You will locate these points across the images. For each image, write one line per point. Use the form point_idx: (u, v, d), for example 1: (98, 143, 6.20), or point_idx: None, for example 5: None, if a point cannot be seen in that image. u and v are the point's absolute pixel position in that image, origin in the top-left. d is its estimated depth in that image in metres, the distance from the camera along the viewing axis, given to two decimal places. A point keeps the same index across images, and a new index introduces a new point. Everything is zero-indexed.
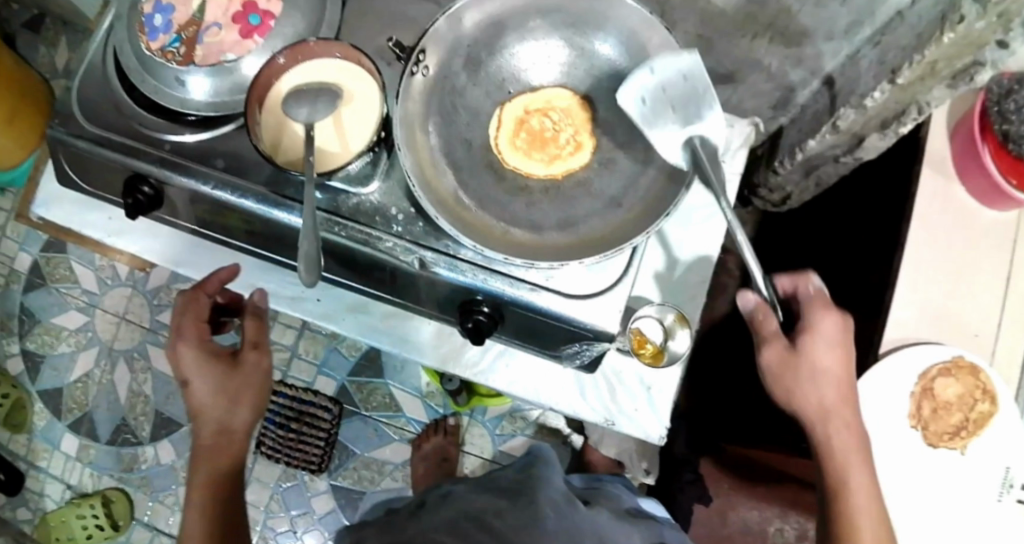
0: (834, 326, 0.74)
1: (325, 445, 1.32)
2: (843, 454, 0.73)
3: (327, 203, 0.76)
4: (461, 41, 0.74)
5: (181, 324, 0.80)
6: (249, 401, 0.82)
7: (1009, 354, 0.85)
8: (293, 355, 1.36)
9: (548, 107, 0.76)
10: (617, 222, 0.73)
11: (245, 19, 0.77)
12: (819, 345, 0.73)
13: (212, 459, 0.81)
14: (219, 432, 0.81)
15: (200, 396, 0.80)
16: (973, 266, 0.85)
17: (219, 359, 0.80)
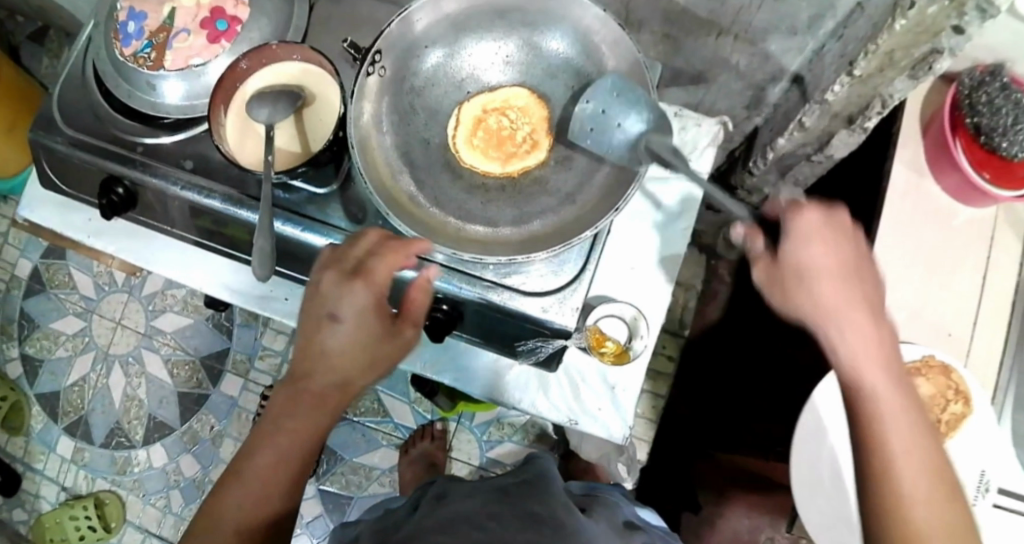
0: (819, 223, 0.59)
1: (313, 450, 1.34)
2: (868, 379, 0.56)
3: (290, 202, 0.78)
4: (418, 41, 0.75)
5: (366, 262, 0.65)
6: (376, 367, 0.66)
7: (984, 355, 0.83)
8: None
9: (506, 105, 0.77)
10: (571, 217, 0.74)
11: (213, 25, 0.79)
12: (806, 252, 0.58)
13: (301, 408, 0.66)
14: (335, 391, 0.66)
15: (346, 344, 0.65)
16: (947, 265, 0.84)
17: (381, 314, 0.65)
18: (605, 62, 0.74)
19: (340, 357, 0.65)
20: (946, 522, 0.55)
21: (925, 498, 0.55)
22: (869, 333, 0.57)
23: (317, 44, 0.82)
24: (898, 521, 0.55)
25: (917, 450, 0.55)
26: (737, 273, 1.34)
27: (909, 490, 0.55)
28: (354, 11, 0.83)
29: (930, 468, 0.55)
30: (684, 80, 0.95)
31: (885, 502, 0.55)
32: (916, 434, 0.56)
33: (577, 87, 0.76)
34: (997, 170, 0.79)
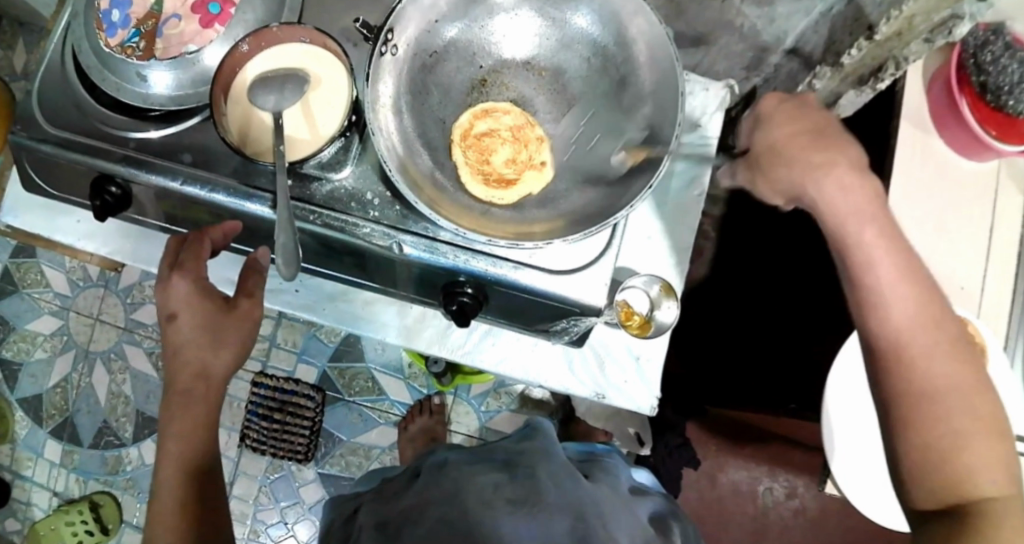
0: (774, 104, 0.67)
1: (310, 434, 1.24)
2: (855, 231, 0.59)
3: (300, 193, 0.73)
4: (428, 15, 0.72)
5: (180, 259, 0.74)
6: (231, 341, 0.75)
7: (996, 305, 0.88)
8: (272, 345, 1.26)
9: (466, 136, 0.76)
10: (600, 194, 0.73)
11: (204, 8, 0.73)
12: (771, 130, 0.66)
13: (185, 403, 0.75)
14: (196, 376, 0.75)
15: (181, 334, 0.74)
16: (959, 221, 0.88)
17: (212, 298, 0.75)
18: (625, 31, 0.73)
19: (180, 348, 0.74)
20: (956, 375, 0.55)
21: (927, 343, 0.55)
22: (847, 184, 0.61)
23: (318, 23, 0.78)
24: (898, 368, 0.55)
25: (912, 300, 0.57)
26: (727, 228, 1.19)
27: (909, 342, 0.55)
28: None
29: (933, 320, 0.56)
30: (684, 44, 0.93)
31: (894, 356, 0.56)
32: (916, 285, 0.57)
33: (595, 60, 0.76)
34: (1001, 127, 0.82)
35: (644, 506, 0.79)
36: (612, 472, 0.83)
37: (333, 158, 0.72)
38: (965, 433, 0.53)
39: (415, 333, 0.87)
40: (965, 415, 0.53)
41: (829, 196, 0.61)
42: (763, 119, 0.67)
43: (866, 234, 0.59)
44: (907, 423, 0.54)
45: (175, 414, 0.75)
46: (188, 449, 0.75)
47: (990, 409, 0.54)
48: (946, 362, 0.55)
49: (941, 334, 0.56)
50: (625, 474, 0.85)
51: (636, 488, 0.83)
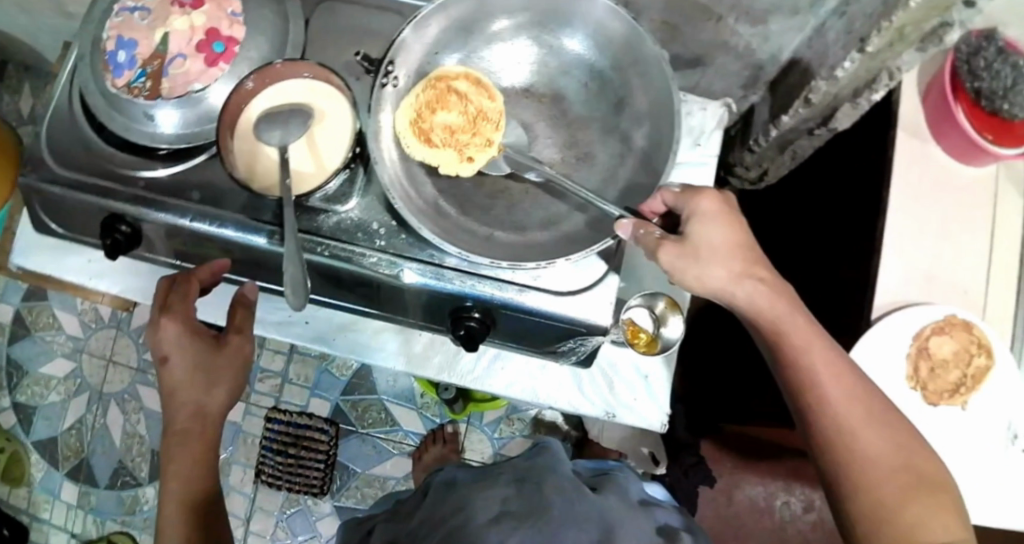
0: (716, 204, 0.68)
1: (325, 467, 1.22)
2: (789, 327, 0.65)
3: (308, 225, 0.75)
4: (430, 49, 0.75)
5: (169, 302, 0.75)
6: (226, 378, 0.77)
7: (997, 309, 0.89)
8: (285, 380, 1.25)
9: (440, 79, 0.73)
10: (598, 214, 0.74)
11: (209, 48, 0.75)
12: (708, 224, 0.67)
13: (184, 441, 0.76)
14: (194, 414, 0.76)
15: (175, 377, 0.75)
16: (962, 227, 0.88)
17: (203, 337, 0.76)
18: (620, 55, 0.75)
19: (176, 390, 0.76)
20: (892, 447, 0.61)
21: (864, 424, 0.62)
22: (767, 283, 0.67)
23: (321, 58, 0.80)
24: (845, 448, 0.61)
25: (847, 386, 0.63)
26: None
27: (848, 426, 0.62)
28: (354, 25, 0.81)
29: (863, 400, 0.62)
30: (680, 65, 0.94)
31: (832, 440, 0.62)
32: (846, 373, 0.63)
33: (593, 83, 0.77)
34: (998, 131, 0.84)
35: (652, 517, 0.78)
36: (622, 485, 0.81)
37: (337, 191, 0.73)
38: (910, 501, 0.59)
39: (424, 360, 0.88)
40: (904, 488, 0.60)
41: (758, 300, 0.66)
42: (698, 215, 0.68)
43: (796, 328, 0.65)
44: (860, 495, 0.60)
45: (175, 453, 0.76)
46: (189, 486, 0.76)
47: (929, 470, 0.61)
48: (883, 438, 0.61)
49: (876, 413, 0.62)
50: (636, 487, 0.84)
51: (647, 501, 0.82)
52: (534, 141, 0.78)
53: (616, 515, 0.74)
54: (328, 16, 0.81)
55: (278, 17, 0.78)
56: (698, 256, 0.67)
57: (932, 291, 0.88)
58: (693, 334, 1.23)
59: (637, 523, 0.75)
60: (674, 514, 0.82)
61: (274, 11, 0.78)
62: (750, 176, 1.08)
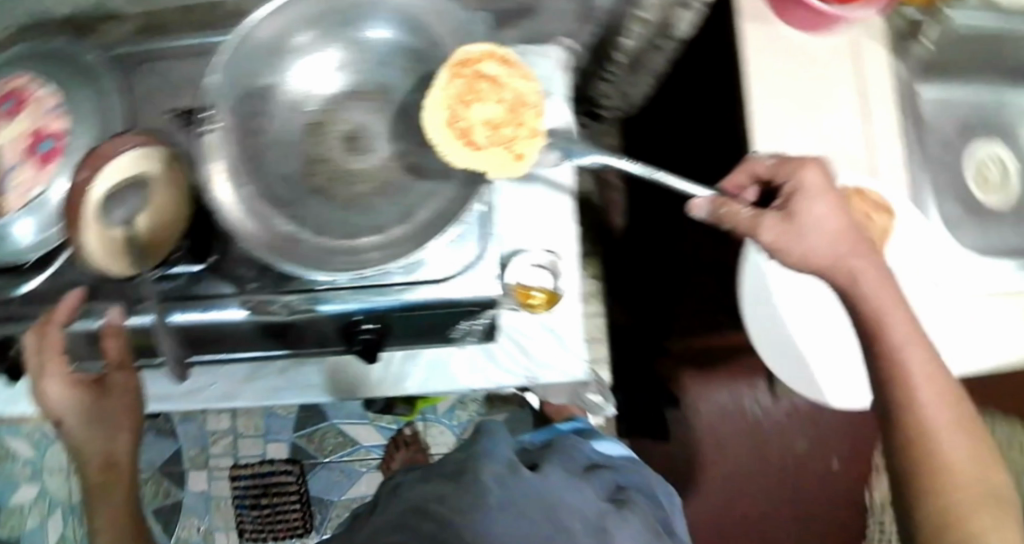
0: (820, 176, 0.66)
1: (300, 506, 1.16)
2: (887, 314, 0.65)
3: (179, 290, 0.76)
4: (242, 84, 0.72)
5: (41, 362, 0.72)
6: (124, 423, 0.76)
7: (887, 165, 0.88)
8: (235, 436, 1.18)
9: (465, 64, 0.70)
10: (452, 194, 0.73)
11: (37, 147, 0.76)
12: (813, 201, 0.66)
13: (106, 497, 0.76)
14: (104, 463, 0.76)
15: (75, 435, 0.74)
16: (826, 95, 0.88)
17: (87, 388, 0.74)
18: (430, 32, 0.74)
19: (82, 445, 0.75)
20: (969, 459, 0.62)
21: (949, 429, 0.63)
22: (874, 275, 0.66)
23: (148, 120, 0.81)
24: (927, 452, 0.62)
25: (937, 388, 0.63)
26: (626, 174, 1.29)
27: (935, 431, 0.62)
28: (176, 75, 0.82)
29: (951, 406, 0.63)
30: None
31: (919, 435, 0.63)
32: (936, 379, 0.64)
33: (415, 66, 0.76)
34: None
35: (594, 486, 0.81)
36: (567, 454, 0.84)
37: (194, 247, 0.76)
38: (981, 514, 0.60)
39: (335, 385, 0.86)
40: (976, 498, 0.61)
41: (864, 285, 0.66)
42: (801, 198, 0.66)
43: (895, 320, 0.65)
44: (935, 496, 0.62)
45: (99, 509, 0.76)
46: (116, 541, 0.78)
47: (1001, 486, 0.62)
48: (962, 449, 0.62)
49: (958, 429, 0.63)
50: (583, 452, 0.87)
51: (592, 465, 0.86)
52: (372, 139, 0.76)
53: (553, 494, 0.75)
54: (148, 77, 0.82)
55: (97, 99, 0.78)
56: (801, 233, 0.66)
57: None
58: (614, 267, 1.29)
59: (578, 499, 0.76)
60: (622, 470, 0.88)
61: (91, 91, 0.78)
62: (614, 105, 1.08)
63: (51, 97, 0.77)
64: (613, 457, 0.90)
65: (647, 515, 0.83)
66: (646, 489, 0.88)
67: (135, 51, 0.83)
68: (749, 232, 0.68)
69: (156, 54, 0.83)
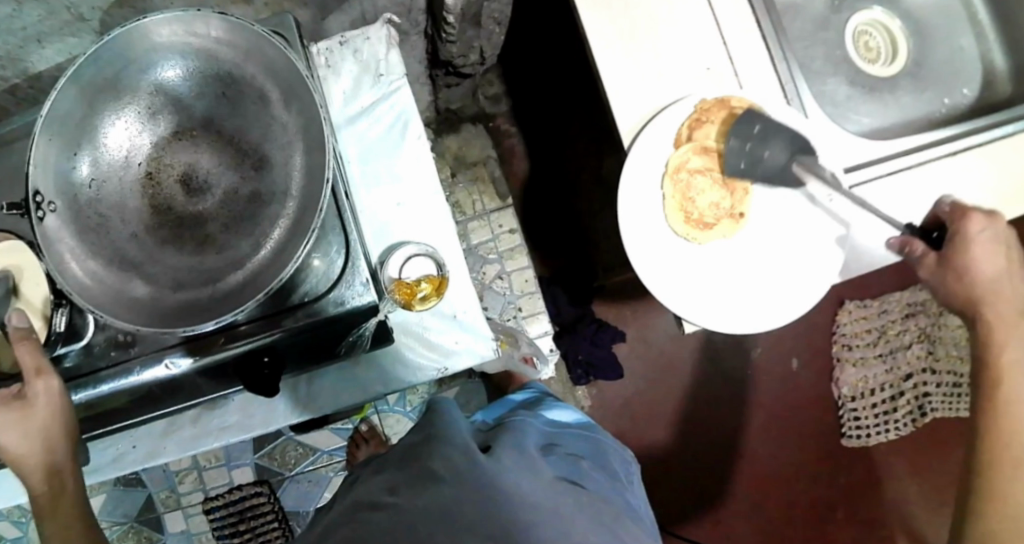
0: (984, 227, 0.73)
1: (280, 523, 1.18)
2: (1006, 334, 0.73)
3: (67, 370, 0.76)
4: (61, 154, 0.70)
5: None
6: (56, 431, 0.71)
7: (749, 67, 0.86)
8: (200, 470, 1.18)
9: (679, 171, 0.83)
10: (297, 212, 0.72)
11: None
12: (973, 247, 0.73)
13: (55, 505, 0.73)
14: (49, 479, 0.72)
15: (11, 451, 0.70)
16: (669, 10, 0.85)
17: (9, 405, 0.70)
18: (233, 51, 0.73)
19: (21, 460, 0.71)
20: None
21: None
22: (1005, 294, 0.73)
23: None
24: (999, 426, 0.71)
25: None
26: (520, 119, 1.27)
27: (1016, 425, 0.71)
28: (21, 161, 0.81)
29: None
30: None
31: (998, 414, 0.71)
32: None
33: (230, 92, 0.74)
34: None
35: (550, 469, 0.70)
36: (519, 434, 0.73)
37: (75, 320, 0.75)
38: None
39: (249, 420, 0.86)
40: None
41: (989, 292, 0.73)
42: (964, 238, 0.74)
43: (1014, 342, 0.72)
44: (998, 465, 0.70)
45: (50, 519, 0.72)
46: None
47: None
48: None
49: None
50: (536, 428, 0.77)
51: (549, 442, 0.77)
52: (209, 175, 0.75)
53: (510, 483, 0.63)
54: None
55: None
56: (958, 272, 0.74)
57: (679, 84, 0.84)
58: (531, 216, 1.28)
59: (536, 485, 0.65)
60: (576, 442, 0.81)
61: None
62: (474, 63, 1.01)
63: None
64: (566, 427, 0.83)
65: (608, 494, 0.73)
66: (601, 462, 0.80)
67: None
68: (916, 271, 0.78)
69: None
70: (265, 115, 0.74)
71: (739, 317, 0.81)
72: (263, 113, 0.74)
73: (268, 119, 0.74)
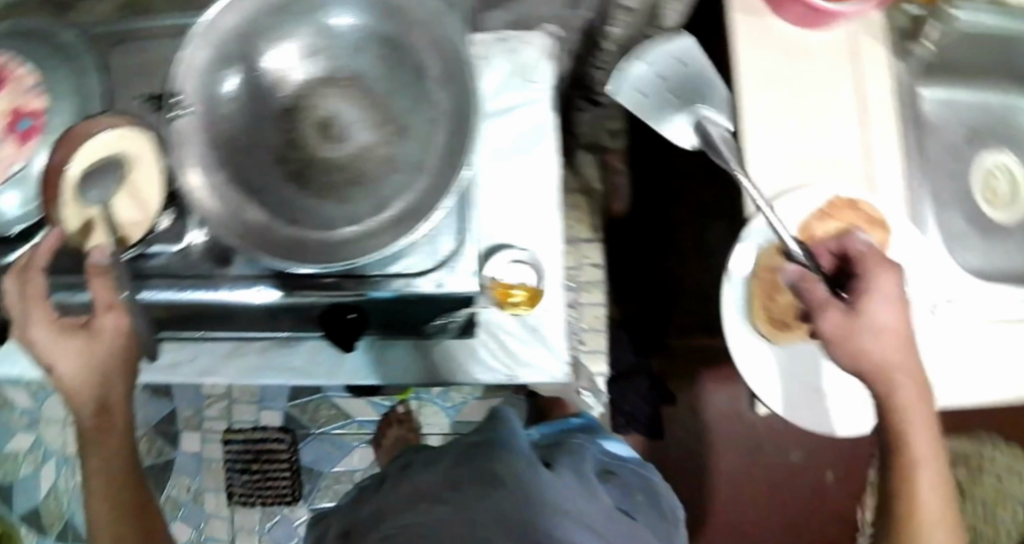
0: (894, 284, 0.72)
1: (291, 474, 1.23)
2: (916, 413, 0.71)
3: (155, 270, 0.76)
4: (212, 67, 0.71)
5: (31, 307, 0.71)
6: (115, 366, 0.73)
7: (884, 174, 0.86)
8: (231, 401, 1.24)
9: None
10: (424, 189, 0.73)
11: (17, 126, 0.78)
12: (879, 305, 0.72)
13: (99, 440, 0.74)
14: (98, 413, 0.74)
15: (68, 381, 0.72)
16: (827, 99, 0.86)
17: (76, 332, 0.72)
18: (406, 18, 0.74)
19: (75, 392, 0.73)
20: (937, 513, 0.72)
21: (926, 498, 0.71)
22: (906, 361, 0.72)
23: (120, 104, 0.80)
24: (901, 479, 0.72)
25: (924, 423, 0.72)
26: (628, 158, 1.29)
27: (925, 510, 0.71)
28: (154, 55, 0.80)
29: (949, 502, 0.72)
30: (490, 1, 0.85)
31: (904, 490, 0.72)
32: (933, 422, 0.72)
33: (391, 55, 0.75)
34: None
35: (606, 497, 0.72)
36: (578, 456, 0.76)
37: (173, 229, 0.76)
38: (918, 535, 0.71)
39: (312, 368, 0.87)
40: (932, 520, 0.71)
41: (871, 347, 0.71)
42: (865, 302, 0.72)
43: (920, 414, 0.71)
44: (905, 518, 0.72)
45: (93, 451, 0.74)
46: (114, 484, 0.75)
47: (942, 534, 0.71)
48: (943, 531, 0.71)
49: (933, 476, 0.72)
50: (592, 454, 0.79)
51: (604, 470, 0.79)
52: (347, 127, 0.74)
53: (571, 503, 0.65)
54: (123, 56, 0.80)
55: (75, 79, 0.79)
56: (861, 328, 0.71)
57: (813, 174, 0.85)
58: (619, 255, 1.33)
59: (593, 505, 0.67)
60: (631, 475, 0.81)
61: (72, 71, 0.79)
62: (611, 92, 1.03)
63: (30, 76, 0.79)
64: (622, 460, 0.83)
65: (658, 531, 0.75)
66: (654, 500, 0.80)
67: (106, 29, 0.81)
68: (813, 313, 0.74)
69: (128, 34, 0.81)
70: (419, 86, 0.75)
71: (813, 413, 0.81)
72: (416, 83, 0.75)
73: (419, 91, 0.75)
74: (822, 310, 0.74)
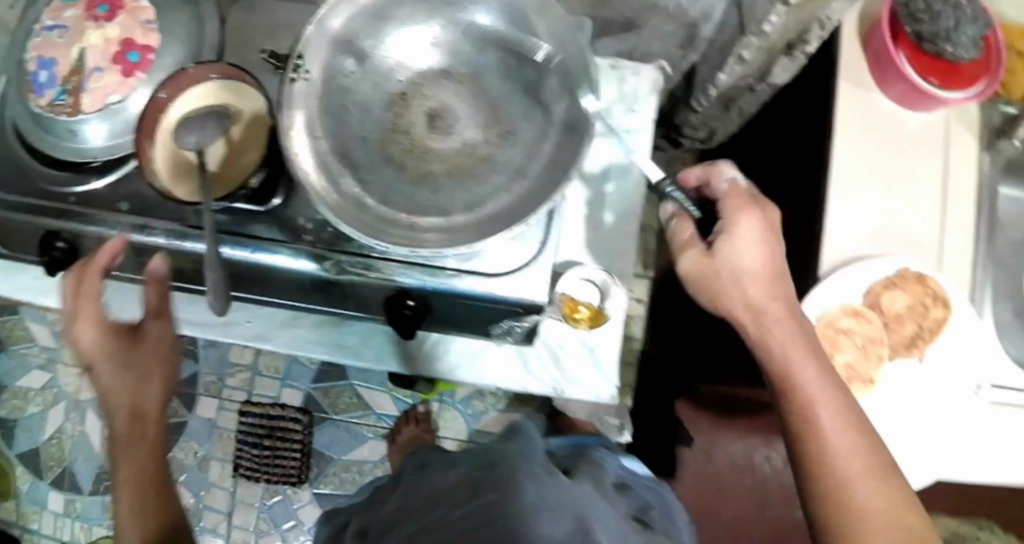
0: (756, 216, 0.65)
1: (301, 455, 1.25)
2: (802, 385, 0.64)
3: (232, 226, 0.76)
4: (336, 41, 0.74)
5: (79, 311, 0.74)
6: (157, 371, 0.79)
7: (956, 258, 0.88)
8: (256, 373, 1.28)
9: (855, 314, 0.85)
10: (524, 193, 0.74)
11: (125, 58, 0.77)
12: (733, 240, 0.64)
13: (133, 445, 0.80)
14: (132, 416, 0.79)
15: (108, 385, 0.76)
16: (913, 176, 0.87)
17: (122, 338, 0.76)
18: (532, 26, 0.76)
19: (111, 395, 0.77)
20: (860, 491, 0.61)
21: (846, 455, 0.62)
22: (790, 327, 0.65)
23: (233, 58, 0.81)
24: (819, 450, 0.62)
25: (834, 396, 0.63)
26: None
27: (847, 469, 0.61)
28: (270, 16, 0.81)
29: (882, 485, 0.61)
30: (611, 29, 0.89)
31: (819, 469, 0.62)
32: (851, 419, 0.63)
33: (510, 59, 0.77)
34: (943, 74, 0.86)
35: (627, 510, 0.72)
36: (601, 465, 0.76)
37: (260, 190, 0.75)
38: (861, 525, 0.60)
39: (365, 350, 0.88)
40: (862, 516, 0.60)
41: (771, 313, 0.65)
42: (723, 263, 0.65)
43: (807, 377, 0.64)
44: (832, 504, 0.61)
45: (124, 456, 0.80)
46: (143, 485, 0.81)
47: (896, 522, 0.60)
48: (878, 499, 0.61)
49: (860, 461, 0.62)
50: (614, 467, 0.78)
51: (621, 482, 0.78)
52: (456, 122, 0.76)
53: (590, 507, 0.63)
54: (241, 12, 0.81)
55: (194, 23, 0.78)
56: (734, 274, 0.65)
57: (887, 246, 0.87)
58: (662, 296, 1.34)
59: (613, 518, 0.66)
60: (648, 491, 0.81)
61: (190, 17, 0.79)
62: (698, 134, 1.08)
63: (150, 12, 0.79)
64: (638, 476, 0.82)
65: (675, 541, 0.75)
66: (669, 516, 0.80)
67: None
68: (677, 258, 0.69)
69: None
70: (532, 92, 0.76)
71: None
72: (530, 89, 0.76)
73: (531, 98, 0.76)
74: (686, 252, 0.68)
